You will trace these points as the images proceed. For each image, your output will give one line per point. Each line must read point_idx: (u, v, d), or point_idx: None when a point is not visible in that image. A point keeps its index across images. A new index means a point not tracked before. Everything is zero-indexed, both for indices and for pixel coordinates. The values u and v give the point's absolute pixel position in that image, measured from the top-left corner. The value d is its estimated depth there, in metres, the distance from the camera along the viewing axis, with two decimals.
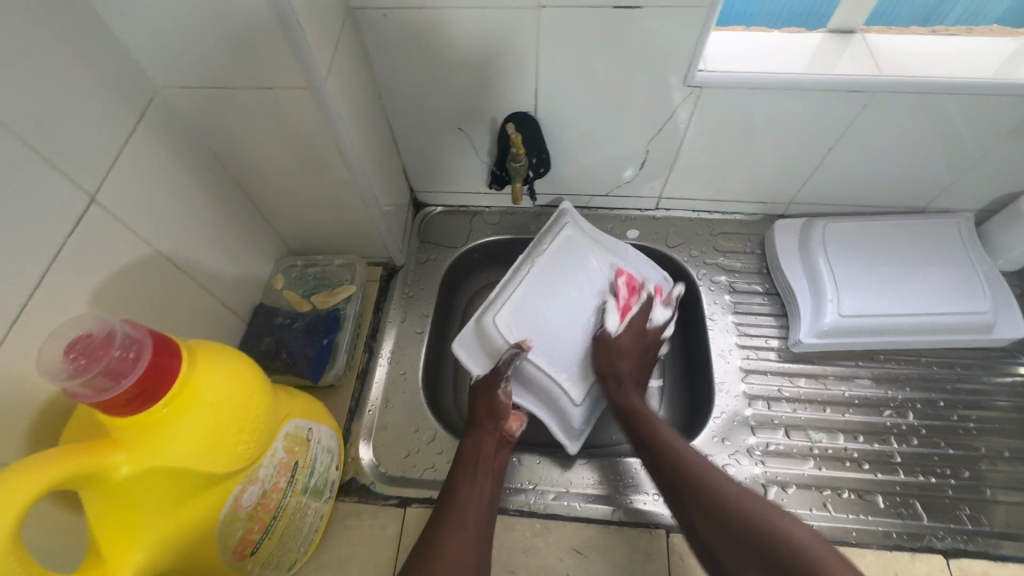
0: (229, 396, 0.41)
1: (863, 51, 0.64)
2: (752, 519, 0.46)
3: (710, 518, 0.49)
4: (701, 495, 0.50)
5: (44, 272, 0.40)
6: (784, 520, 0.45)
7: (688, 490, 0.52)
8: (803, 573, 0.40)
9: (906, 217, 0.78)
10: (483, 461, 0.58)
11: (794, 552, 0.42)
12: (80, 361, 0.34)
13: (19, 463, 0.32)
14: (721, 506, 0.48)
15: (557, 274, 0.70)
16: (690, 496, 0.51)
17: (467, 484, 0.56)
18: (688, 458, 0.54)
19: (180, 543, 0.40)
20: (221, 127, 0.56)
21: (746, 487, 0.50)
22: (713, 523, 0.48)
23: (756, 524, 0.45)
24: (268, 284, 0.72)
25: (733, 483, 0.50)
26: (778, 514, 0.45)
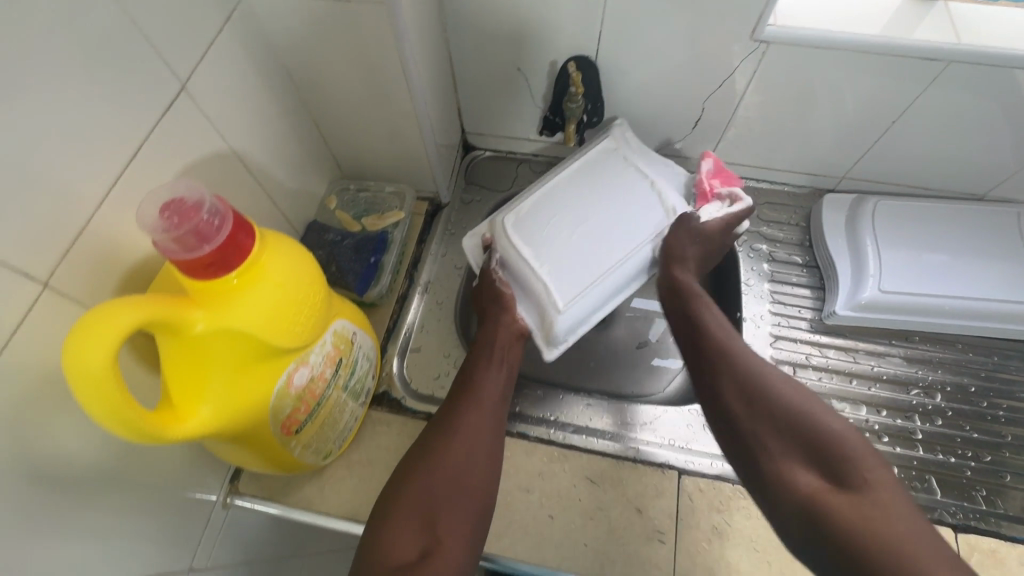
0: (291, 280, 0.44)
1: (943, 19, 0.62)
2: (797, 414, 0.49)
3: (758, 410, 0.51)
4: (756, 395, 0.52)
5: (137, 147, 0.44)
6: (832, 420, 0.48)
7: (723, 373, 0.55)
8: (840, 470, 0.45)
9: (963, 202, 0.76)
10: (495, 350, 0.63)
11: (841, 452, 0.46)
12: (173, 220, 0.38)
13: (117, 301, 0.36)
14: (762, 392, 0.52)
15: (567, 184, 0.70)
16: (724, 369, 0.55)
17: (481, 369, 0.61)
18: (735, 348, 0.57)
19: (238, 406, 0.44)
20: (296, 37, 0.58)
21: (788, 380, 0.53)
22: (753, 415, 0.51)
23: (802, 423, 0.49)
24: (322, 203, 0.76)
25: (786, 380, 0.53)
26: (821, 412, 0.49)
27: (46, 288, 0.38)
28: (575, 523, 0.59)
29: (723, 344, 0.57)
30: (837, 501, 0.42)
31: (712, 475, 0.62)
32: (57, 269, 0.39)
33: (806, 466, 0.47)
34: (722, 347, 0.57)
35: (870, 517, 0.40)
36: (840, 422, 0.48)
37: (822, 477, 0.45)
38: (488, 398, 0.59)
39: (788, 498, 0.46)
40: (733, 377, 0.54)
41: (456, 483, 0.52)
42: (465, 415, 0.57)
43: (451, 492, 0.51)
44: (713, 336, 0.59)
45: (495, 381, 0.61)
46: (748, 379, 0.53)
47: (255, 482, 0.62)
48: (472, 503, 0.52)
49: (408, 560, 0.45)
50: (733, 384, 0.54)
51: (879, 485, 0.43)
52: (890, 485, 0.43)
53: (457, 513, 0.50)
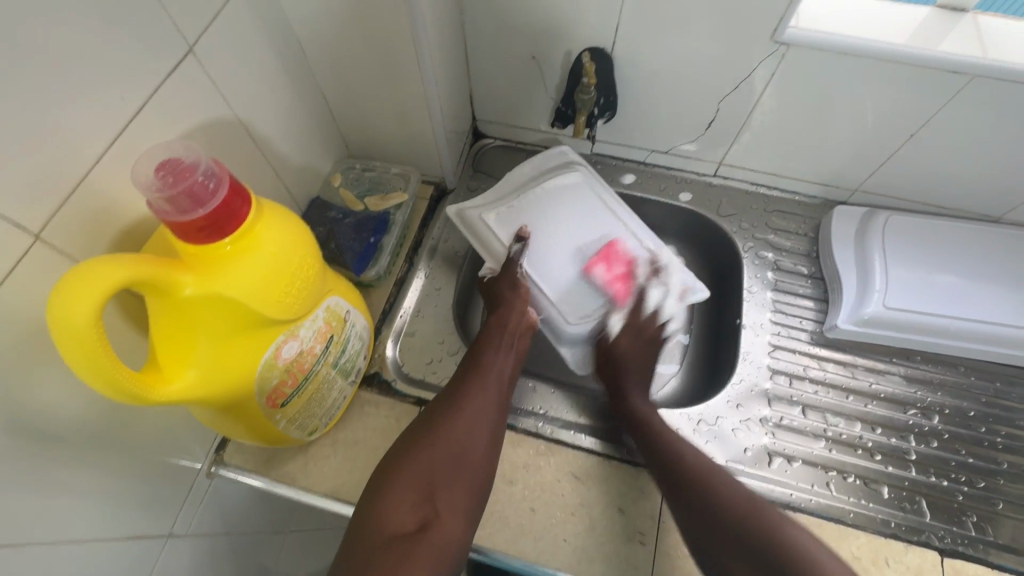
0: (286, 251, 0.44)
1: (970, 32, 0.60)
2: (764, 521, 0.51)
3: (722, 530, 0.51)
4: (714, 506, 0.53)
5: (140, 106, 0.44)
6: (796, 536, 0.50)
7: (688, 491, 0.55)
8: None
9: (976, 223, 0.74)
10: (506, 334, 0.64)
11: (811, 567, 0.47)
12: (167, 179, 0.38)
13: (107, 257, 0.36)
14: (726, 509, 0.52)
15: (542, 257, 0.71)
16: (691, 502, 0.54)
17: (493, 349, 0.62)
18: (695, 460, 0.57)
19: (224, 373, 0.44)
20: (308, 10, 0.57)
21: (750, 494, 0.54)
22: (722, 537, 0.51)
23: (765, 540, 0.49)
24: (326, 180, 0.75)
25: (740, 493, 0.54)
26: (783, 522, 0.51)
27: (37, 241, 0.38)
28: (557, 518, 0.59)
29: (678, 462, 0.57)
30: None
31: None
32: (49, 222, 0.39)
33: None
34: (678, 462, 0.57)
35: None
36: (807, 537, 0.50)
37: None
38: (494, 375, 0.60)
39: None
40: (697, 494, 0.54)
41: (456, 462, 0.52)
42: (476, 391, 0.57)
43: (449, 469, 0.52)
44: (670, 444, 0.59)
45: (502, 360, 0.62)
46: (704, 497, 0.54)
47: (240, 453, 0.62)
48: (472, 482, 0.52)
49: (407, 531, 0.46)
50: (701, 501, 0.54)
51: None
52: None
53: (456, 489, 0.51)
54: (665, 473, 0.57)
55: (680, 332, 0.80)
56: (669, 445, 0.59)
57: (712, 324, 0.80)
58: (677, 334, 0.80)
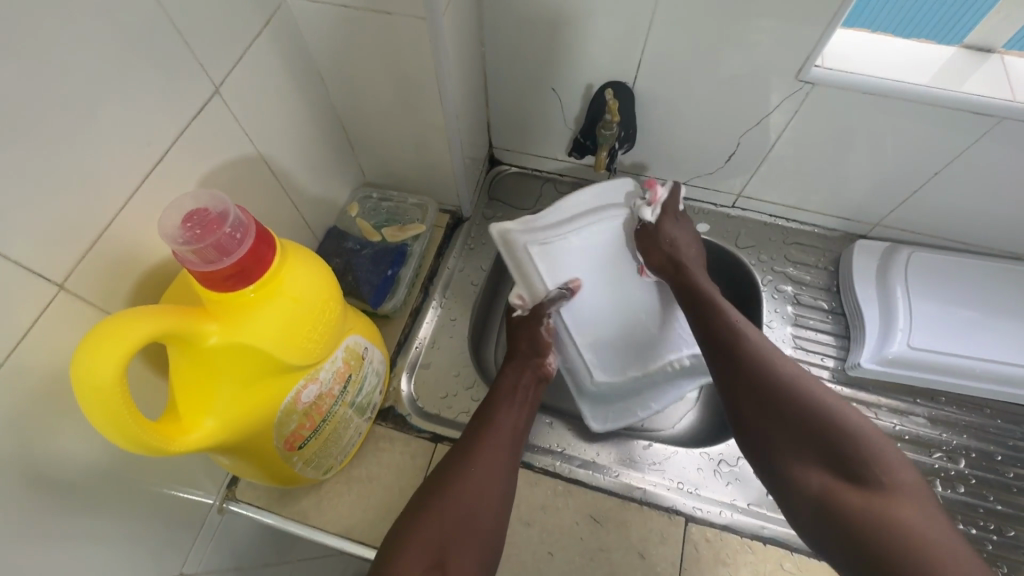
0: (309, 295, 0.43)
1: (997, 72, 0.60)
2: (811, 405, 0.50)
3: (771, 411, 0.52)
4: (763, 386, 0.53)
5: (165, 150, 0.43)
6: (853, 417, 0.49)
7: (742, 370, 0.55)
8: (862, 464, 0.46)
9: (1000, 260, 0.73)
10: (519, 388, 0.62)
11: (857, 445, 0.47)
12: (196, 231, 0.37)
13: (130, 311, 0.35)
14: (778, 387, 0.52)
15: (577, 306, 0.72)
16: (741, 379, 0.55)
17: (505, 403, 0.60)
18: (749, 340, 0.57)
19: (243, 421, 0.43)
20: (332, 45, 0.57)
21: (802, 374, 0.54)
22: (765, 415, 0.52)
23: (815, 417, 0.50)
24: (343, 210, 0.75)
25: (795, 374, 0.53)
26: (834, 404, 0.50)
27: (60, 290, 0.37)
28: (575, 562, 0.57)
29: (736, 342, 0.57)
30: (850, 501, 0.44)
31: (720, 525, 0.59)
32: (73, 271, 0.38)
33: (816, 463, 0.48)
34: (737, 340, 0.57)
35: (880, 515, 0.42)
36: (852, 413, 0.50)
37: (831, 470, 0.47)
38: (507, 430, 0.57)
39: (798, 488, 0.48)
40: (748, 371, 0.54)
41: (467, 523, 0.50)
42: (486, 448, 0.55)
43: (460, 532, 0.49)
44: (728, 322, 0.59)
45: (517, 414, 0.59)
46: (756, 377, 0.54)
47: (253, 490, 0.61)
48: (483, 546, 0.50)
49: None
50: (752, 375, 0.54)
51: (903, 484, 0.45)
52: (910, 481, 0.45)
53: (466, 554, 0.48)
54: (722, 350, 0.58)
55: None
56: (725, 330, 0.58)
57: None
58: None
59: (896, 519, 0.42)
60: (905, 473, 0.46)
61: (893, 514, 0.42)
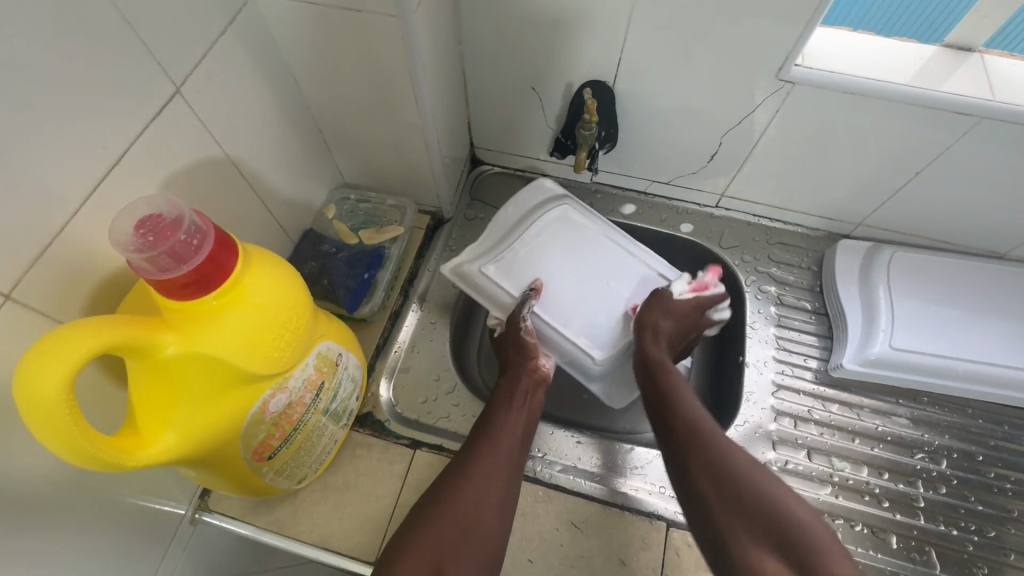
0: (275, 303, 0.42)
1: (977, 71, 0.60)
2: (767, 499, 0.48)
3: (727, 502, 0.49)
4: (719, 475, 0.50)
5: (123, 153, 0.42)
6: (804, 514, 0.47)
7: (698, 453, 0.52)
8: (814, 568, 0.43)
9: (981, 260, 0.73)
10: (517, 395, 0.60)
11: (809, 549, 0.44)
12: (148, 238, 0.36)
13: (81, 322, 0.34)
14: (734, 477, 0.50)
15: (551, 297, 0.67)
16: (696, 466, 0.52)
17: (505, 409, 0.59)
18: (704, 424, 0.55)
19: (207, 433, 0.42)
20: (302, 43, 0.56)
21: (754, 462, 0.52)
22: (722, 504, 0.49)
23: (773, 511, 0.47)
24: (320, 212, 0.73)
25: (751, 462, 0.51)
26: (791, 499, 0.48)
27: (8, 300, 0.36)
28: (556, 570, 0.57)
29: (696, 426, 0.55)
30: None
31: None
32: (22, 280, 0.36)
33: (772, 559, 0.45)
34: (693, 423, 0.55)
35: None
36: (806, 512, 0.47)
37: (788, 567, 0.44)
38: (511, 437, 0.56)
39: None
40: (704, 455, 0.52)
41: (468, 531, 0.49)
42: (488, 455, 0.54)
43: (462, 538, 0.48)
44: (684, 406, 0.57)
45: (518, 418, 0.58)
46: (712, 463, 0.51)
47: (226, 500, 0.59)
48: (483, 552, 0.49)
49: None
50: (706, 463, 0.51)
51: None
52: None
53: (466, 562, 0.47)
54: (679, 433, 0.55)
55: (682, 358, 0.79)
56: (681, 413, 0.56)
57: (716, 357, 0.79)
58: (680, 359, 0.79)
59: None
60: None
61: None
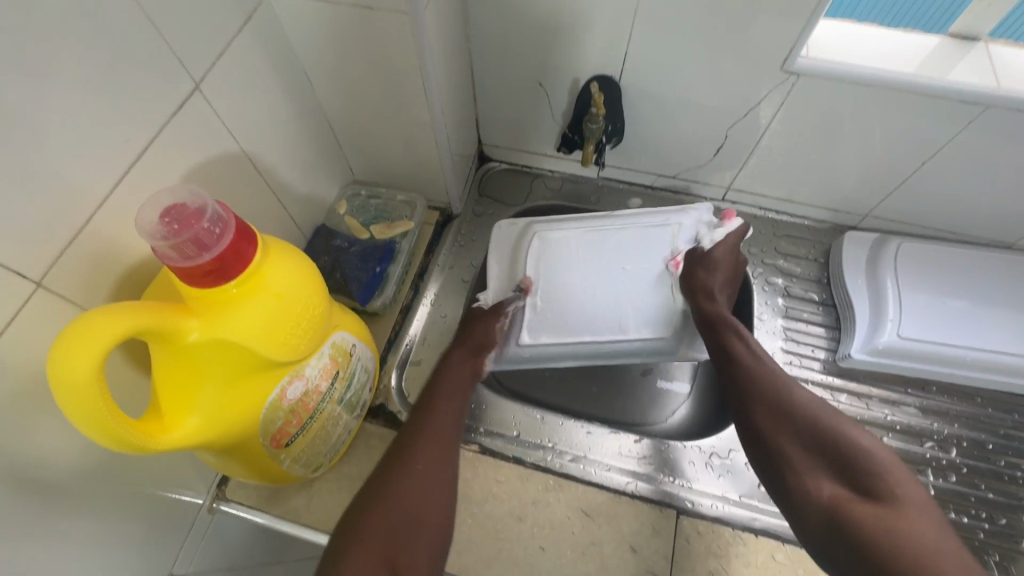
0: (292, 291, 0.43)
1: (982, 61, 0.60)
2: (826, 427, 0.48)
3: (783, 431, 0.49)
4: (778, 406, 0.51)
5: (145, 147, 0.43)
6: (865, 441, 0.47)
7: (754, 391, 0.53)
8: (872, 485, 0.43)
9: (989, 250, 0.73)
10: (448, 383, 0.60)
11: (868, 470, 0.44)
12: (173, 227, 0.37)
13: (110, 308, 0.35)
14: (793, 409, 0.50)
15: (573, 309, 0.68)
16: (753, 399, 0.53)
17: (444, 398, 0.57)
18: (764, 364, 0.56)
19: (227, 418, 0.43)
20: (315, 42, 0.57)
21: (815, 397, 0.52)
22: (782, 433, 0.49)
23: (829, 435, 0.47)
24: (331, 208, 0.74)
25: (814, 396, 0.51)
26: (853, 429, 0.48)
27: (38, 288, 0.37)
28: (566, 557, 0.57)
29: (752, 368, 0.55)
30: (864, 514, 0.41)
31: (710, 518, 0.59)
32: (51, 269, 0.38)
33: (828, 478, 0.45)
34: (749, 365, 0.56)
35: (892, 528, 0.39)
36: (867, 439, 0.47)
37: (846, 486, 0.44)
38: (445, 421, 0.55)
39: (808, 503, 0.45)
40: (761, 393, 0.53)
41: (414, 519, 0.47)
42: (427, 442, 0.52)
43: (407, 529, 0.46)
44: (740, 350, 0.58)
45: (453, 405, 0.57)
46: (772, 398, 0.52)
47: (243, 489, 0.61)
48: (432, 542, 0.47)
49: None
50: (765, 398, 0.52)
51: (916, 503, 0.41)
52: (924, 500, 0.42)
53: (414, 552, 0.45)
54: (737, 375, 0.56)
55: None
56: (742, 354, 0.57)
57: None
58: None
59: (903, 533, 0.38)
60: (920, 496, 0.42)
61: (902, 528, 0.39)
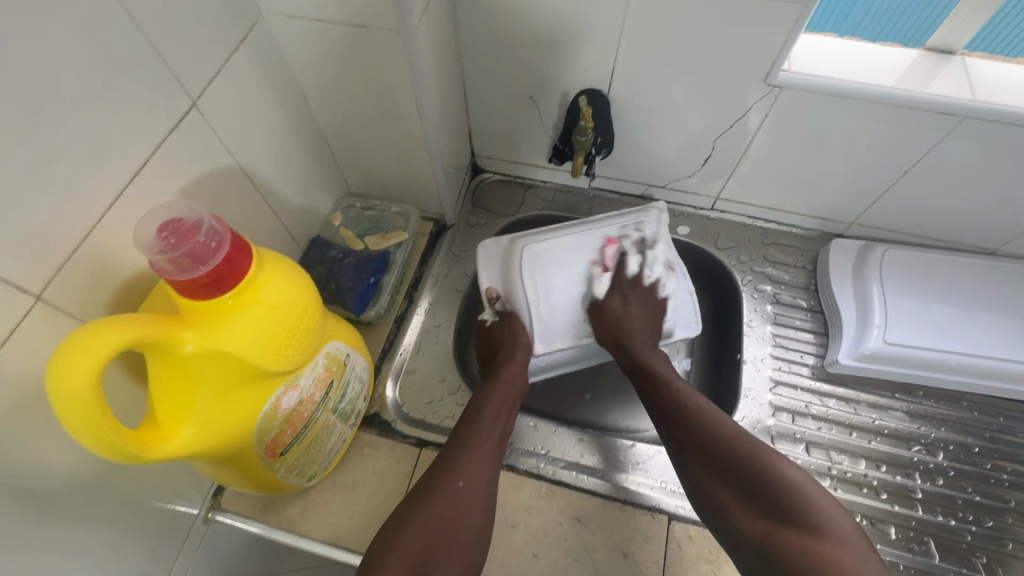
0: (287, 303, 0.44)
1: (958, 74, 0.62)
2: (752, 458, 0.50)
3: (715, 467, 0.51)
4: (707, 446, 0.53)
5: (143, 162, 0.44)
6: (790, 469, 0.48)
7: (688, 428, 0.55)
8: (801, 513, 0.45)
9: (972, 256, 0.75)
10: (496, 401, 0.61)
11: (794, 499, 0.46)
12: (170, 241, 0.38)
13: (108, 320, 0.36)
14: (720, 444, 0.52)
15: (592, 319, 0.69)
16: (686, 439, 0.54)
17: (489, 415, 0.59)
18: (693, 398, 0.58)
19: (222, 428, 0.44)
20: (310, 59, 0.59)
21: (740, 426, 0.54)
22: (716, 472, 0.51)
23: (756, 470, 0.49)
24: (326, 219, 0.76)
25: (735, 426, 0.53)
26: (778, 458, 0.50)
27: (37, 301, 0.38)
28: (560, 563, 0.58)
29: (678, 404, 0.57)
30: (790, 546, 0.43)
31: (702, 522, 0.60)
32: (50, 282, 0.39)
33: (758, 515, 0.47)
34: (678, 398, 0.58)
35: (816, 557, 0.41)
36: (792, 467, 0.49)
37: (773, 522, 0.46)
38: (489, 442, 0.57)
39: (743, 539, 0.47)
40: (692, 436, 0.54)
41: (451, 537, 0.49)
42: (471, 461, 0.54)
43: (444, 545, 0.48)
44: (670, 385, 0.60)
45: (496, 427, 0.59)
46: (700, 434, 0.54)
47: (238, 499, 0.61)
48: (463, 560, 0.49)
49: None
50: (696, 433, 0.54)
51: (843, 533, 0.43)
52: (850, 531, 0.43)
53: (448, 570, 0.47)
54: (669, 409, 0.58)
55: (680, 358, 0.80)
56: (669, 391, 0.59)
57: (714, 356, 0.80)
58: (679, 359, 0.81)
59: (826, 561, 0.40)
60: (847, 525, 0.44)
61: (824, 557, 0.41)
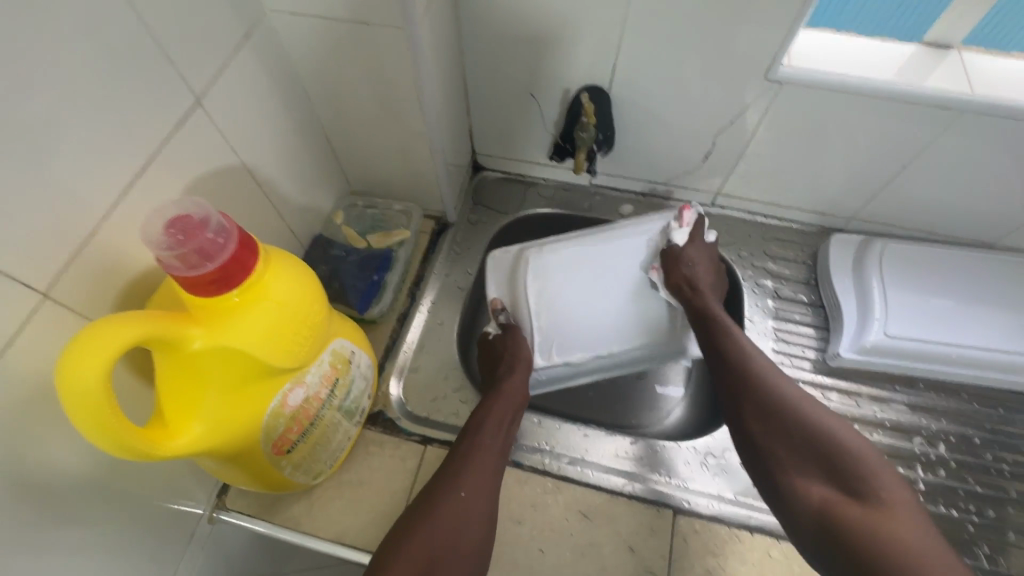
0: (293, 299, 0.44)
1: (956, 69, 0.62)
2: (809, 424, 0.47)
3: (772, 428, 0.49)
4: (765, 406, 0.51)
5: (148, 160, 0.44)
6: (848, 436, 0.46)
7: (744, 389, 0.53)
8: (857, 482, 0.42)
9: (971, 249, 0.76)
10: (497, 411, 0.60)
11: (851, 467, 0.44)
12: (177, 237, 0.38)
13: (118, 317, 0.36)
14: (778, 405, 0.50)
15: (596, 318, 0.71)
16: (743, 396, 0.53)
17: (493, 425, 0.58)
18: (757, 361, 0.55)
19: (229, 425, 0.44)
20: (312, 57, 0.59)
21: (802, 392, 0.51)
22: (772, 434, 0.49)
23: (817, 435, 0.46)
24: (328, 218, 0.76)
25: (798, 392, 0.51)
26: (835, 424, 0.47)
27: (45, 298, 0.38)
28: (567, 559, 0.58)
29: (743, 361, 0.55)
30: (850, 515, 0.40)
31: (707, 516, 0.60)
32: (58, 280, 0.39)
33: (818, 478, 0.44)
34: (743, 358, 0.56)
35: (874, 525, 0.38)
36: (849, 433, 0.46)
37: (833, 488, 0.43)
38: (489, 453, 0.56)
39: (796, 504, 0.44)
40: (750, 394, 0.52)
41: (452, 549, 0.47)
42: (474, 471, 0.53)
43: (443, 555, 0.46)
44: (731, 342, 0.58)
45: (497, 440, 0.57)
46: (760, 395, 0.52)
47: (243, 498, 0.61)
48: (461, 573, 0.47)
49: None
50: (753, 394, 0.52)
51: (899, 505, 0.40)
52: (908, 502, 0.40)
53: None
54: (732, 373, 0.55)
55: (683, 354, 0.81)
56: (729, 348, 0.58)
57: None
58: None
59: (890, 532, 0.37)
60: (904, 499, 0.41)
61: (885, 528, 0.38)
